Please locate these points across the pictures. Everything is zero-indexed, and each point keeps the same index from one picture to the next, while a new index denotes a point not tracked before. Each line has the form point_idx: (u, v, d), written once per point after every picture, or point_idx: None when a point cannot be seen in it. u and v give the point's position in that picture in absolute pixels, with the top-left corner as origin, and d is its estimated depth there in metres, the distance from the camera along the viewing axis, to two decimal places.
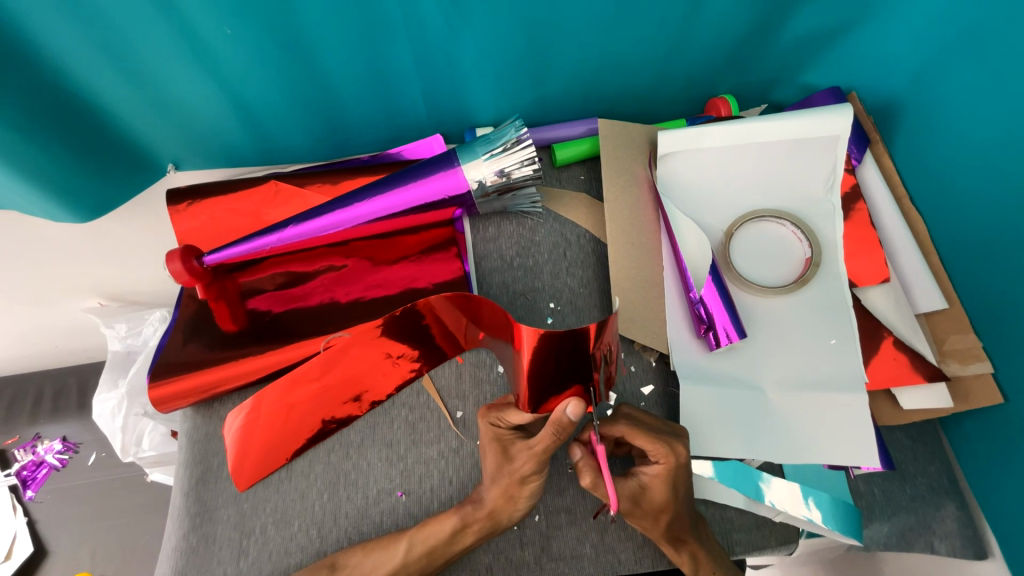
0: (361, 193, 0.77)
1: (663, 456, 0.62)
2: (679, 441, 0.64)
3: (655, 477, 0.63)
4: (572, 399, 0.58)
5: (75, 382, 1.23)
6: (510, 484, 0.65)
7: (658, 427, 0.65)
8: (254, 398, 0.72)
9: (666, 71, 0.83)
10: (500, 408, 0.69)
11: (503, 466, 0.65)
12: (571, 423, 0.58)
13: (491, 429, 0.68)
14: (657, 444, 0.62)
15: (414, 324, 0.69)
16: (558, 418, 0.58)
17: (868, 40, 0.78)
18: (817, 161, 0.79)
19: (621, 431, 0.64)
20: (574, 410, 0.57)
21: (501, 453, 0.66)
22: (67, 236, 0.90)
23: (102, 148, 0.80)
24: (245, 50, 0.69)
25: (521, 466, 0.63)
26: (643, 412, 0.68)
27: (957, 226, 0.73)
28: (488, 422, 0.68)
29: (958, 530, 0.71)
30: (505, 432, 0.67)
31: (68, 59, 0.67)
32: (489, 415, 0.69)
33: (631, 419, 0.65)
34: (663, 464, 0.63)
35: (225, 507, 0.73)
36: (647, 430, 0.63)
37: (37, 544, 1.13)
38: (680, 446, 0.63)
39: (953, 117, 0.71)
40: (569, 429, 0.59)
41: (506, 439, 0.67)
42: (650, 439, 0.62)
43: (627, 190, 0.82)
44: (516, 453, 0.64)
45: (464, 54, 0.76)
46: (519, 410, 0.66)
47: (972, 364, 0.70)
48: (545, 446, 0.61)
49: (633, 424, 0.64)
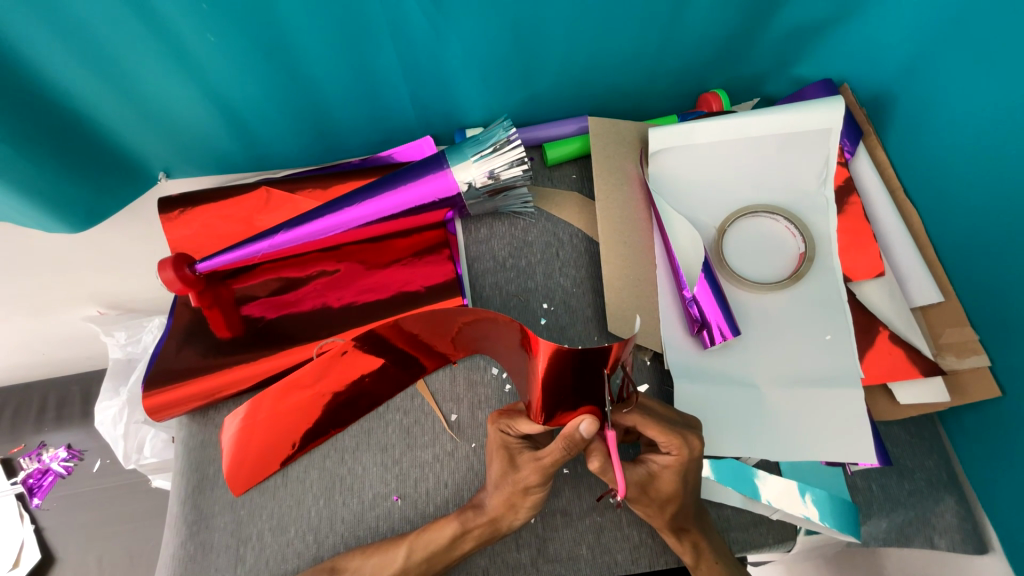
0: (352, 198, 0.77)
1: (676, 447, 0.62)
2: (693, 433, 0.63)
3: (666, 467, 0.62)
4: (587, 417, 0.55)
5: (78, 390, 1.24)
6: (513, 494, 0.64)
7: (671, 418, 0.65)
8: (250, 404, 0.73)
9: (657, 67, 0.83)
10: (510, 415, 0.68)
11: (508, 475, 0.65)
12: (582, 439, 0.56)
13: (500, 436, 0.67)
14: (669, 436, 0.62)
15: (391, 342, 0.69)
16: (569, 433, 0.57)
17: (860, 31, 0.77)
18: (810, 153, 0.78)
19: (632, 420, 0.63)
20: (588, 428, 0.55)
21: (507, 461, 0.65)
22: (62, 245, 0.91)
23: (93, 159, 0.80)
24: (229, 57, 0.69)
25: (526, 477, 0.63)
26: (656, 402, 0.68)
27: (952, 217, 0.72)
28: (498, 429, 0.68)
29: (957, 524, 0.70)
30: (513, 440, 0.66)
31: (55, 73, 0.67)
32: (499, 420, 0.68)
33: (645, 409, 0.65)
34: (675, 456, 0.62)
35: (222, 514, 0.73)
36: (660, 421, 0.63)
37: (45, 551, 1.14)
38: (693, 438, 0.63)
39: (946, 107, 0.70)
40: (580, 446, 0.58)
41: (515, 448, 0.66)
42: (662, 430, 0.62)
43: (619, 187, 0.81)
44: (522, 463, 0.64)
45: (451, 54, 0.75)
46: (529, 420, 0.65)
47: (968, 358, 0.69)
48: (553, 459, 0.61)
49: (646, 414, 0.63)
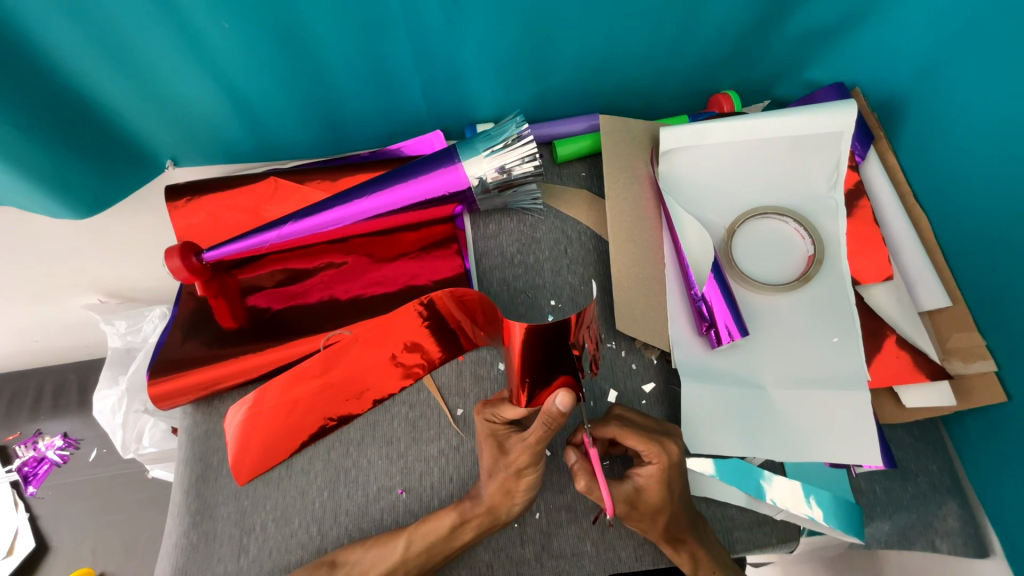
0: (361, 189, 0.76)
1: (655, 456, 0.62)
2: (671, 440, 0.64)
3: (649, 479, 0.62)
4: (562, 391, 0.56)
5: (75, 378, 1.23)
6: (507, 479, 0.64)
7: (649, 427, 0.66)
8: (256, 393, 0.73)
9: (670, 66, 0.83)
10: (495, 403, 0.67)
11: (499, 461, 0.65)
12: (560, 413, 0.56)
13: (486, 425, 0.67)
14: (648, 444, 0.63)
15: (409, 326, 0.70)
16: (548, 409, 0.57)
17: (874, 35, 0.77)
18: (821, 156, 0.78)
19: (613, 433, 0.64)
20: (563, 402, 0.55)
21: (496, 449, 0.66)
22: (65, 231, 0.90)
23: (100, 143, 0.79)
24: (242, 44, 0.69)
25: (516, 459, 0.63)
26: (635, 413, 0.69)
27: (961, 223, 0.72)
28: (483, 419, 0.67)
29: (959, 527, 0.71)
30: (500, 427, 0.67)
31: (64, 54, 0.66)
32: (483, 411, 0.68)
33: (623, 420, 0.66)
34: (656, 464, 0.62)
35: (226, 504, 0.72)
36: (639, 431, 0.64)
37: (39, 539, 1.13)
38: (671, 444, 0.64)
39: (957, 114, 0.71)
40: (560, 420, 0.58)
41: (502, 434, 0.66)
42: (641, 439, 0.63)
43: (629, 185, 0.81)
44: (512, 447, 0.64)
45: (466, 48, 0.75)
46: (512, 405, 0.65)
47: (975, 362, 0.70)
48: (537, 438, 0.61)
49: (624, 425, 0.65)
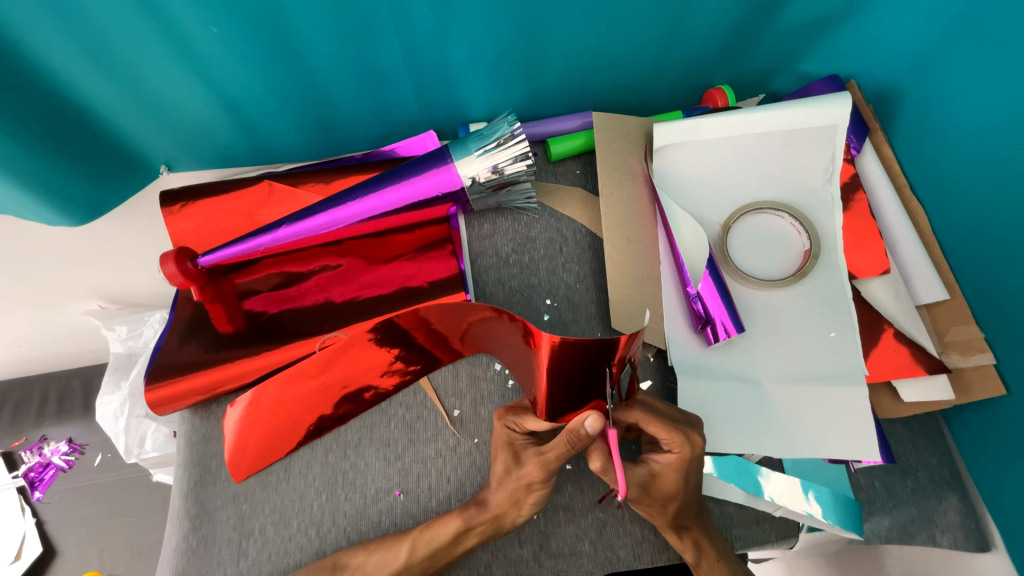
0: (354, 192, 0.76)
1: (678, 445, 0.61)
2: (694, 431, 0.62)
3: (666, 466, 0.61)
4: (593, 413, 0.55)
5: (79, 383, 1.23)
6: (517, 490, 0.64)
7: (672, 416, 0.63)
8: (254, 392, 0.73)
9: (664, 62, 0.82)
10: (517, 411, 0.67)
11: (511, 471, 0.65)
12: (588, 435, 0.56)
13: (506, 432, 0.67)
14: (672, 434, 0.61)
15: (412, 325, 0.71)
16: (575, 428, 0.57)
17: (868, 27, 0.76)
18: (816, 150, 0.77)
19: (636, 418, 0.61)
20: (593, 425, 0.55)
21: (512, 457, 0.65)
22: (62, 239, 0.90)
23: (93, 149, 0.79)
24: (233, 49, 0.69)
25: (530, 472, 0.63)
26: (657, 400, 0.66)
27: (957, 216, 0.72)
28: (504, 425, 0.67)
29: (960, 522, 0.70)
30: (518, 437, 0.66)
31: (56, 63, 0.66)
32: (505, 417, 0.67)
33: (646, 407, 0.63)
34: (676, 454, 0.61)
35: (224, 508, 0.73)
36: (663, 419, 0.62)
37: (46, 544, 1.14)
38: (696, 436, 0.62)
39: (952, 106, 0.70)
40: (585, 441, 0.57)
41: (519, 444, 0.66)
42: (664, 428, 0.61)
43: (624, 183, 0.81)
44: (527, 459, 0.64)
45: (457, 48, 0.75)
46: (535, 417, 0.65)
47: (973, 356, 0.70)
48: (557, 454, 0.61)
49: (648, 411, 0.62)
